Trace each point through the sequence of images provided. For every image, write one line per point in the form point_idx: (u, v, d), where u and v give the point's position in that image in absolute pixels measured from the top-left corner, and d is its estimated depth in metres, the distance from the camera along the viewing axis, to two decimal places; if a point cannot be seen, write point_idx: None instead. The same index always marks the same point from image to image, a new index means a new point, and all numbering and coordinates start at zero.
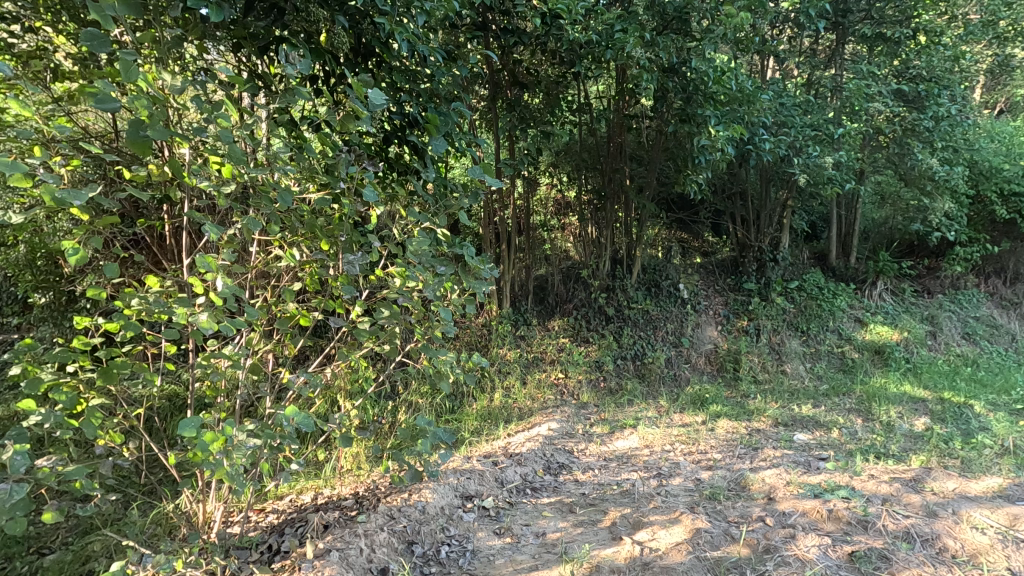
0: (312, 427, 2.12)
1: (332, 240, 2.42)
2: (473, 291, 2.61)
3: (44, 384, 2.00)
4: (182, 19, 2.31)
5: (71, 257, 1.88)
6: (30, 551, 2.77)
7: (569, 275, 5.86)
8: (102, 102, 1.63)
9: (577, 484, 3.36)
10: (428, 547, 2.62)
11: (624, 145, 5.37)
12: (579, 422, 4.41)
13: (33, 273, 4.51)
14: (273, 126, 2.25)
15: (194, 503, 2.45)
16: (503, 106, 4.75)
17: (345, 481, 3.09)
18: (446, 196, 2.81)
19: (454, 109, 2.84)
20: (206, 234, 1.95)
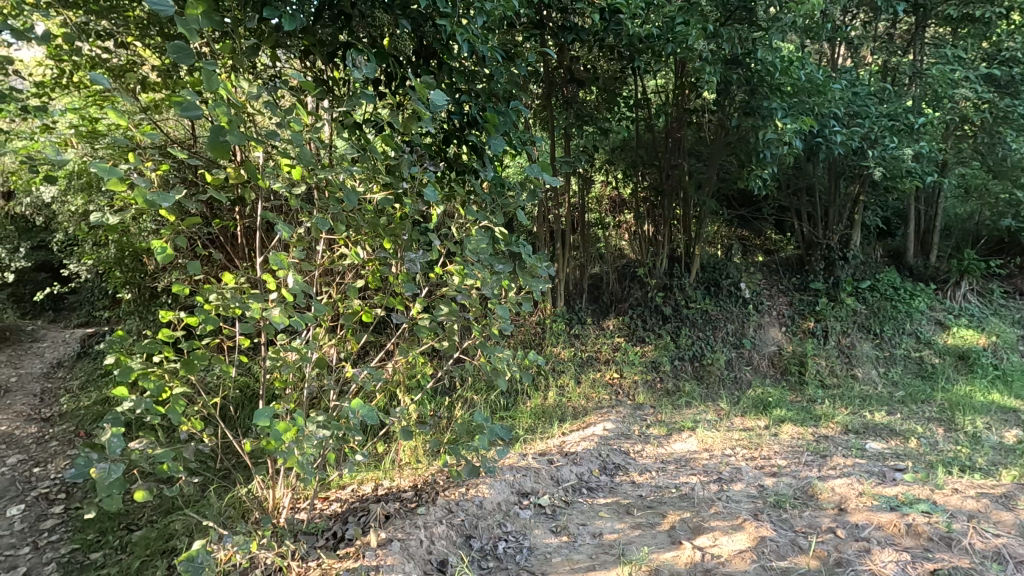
0: (376, 420, 2.20)
1: (394, 238, 2.49)
2: (530, 289, 2.62)
3: (134, 372, 2.17)
4: (258, 29, 2.44)
5: (160, 255, 2.00)
6: (121, 526, 3.22)
7: (624, 274, 5.78)
8: (187, 110, 1.72)
9: (634, 485, 3.31)
10: (485, 541, 2.65)
11: (682, 140, 5.24)
12: (635, 423, 4.34)
13: (123, 270, 4.87)
14: (339, 128, 2.35)
15: (266, 489, 2.58)
16: (559, 103, 4.73)
17: (404, 473, 3.18)
18: (504, 195, 2.82)
19: (513, 108, 2.86)
20: (279, 234, 2.04)
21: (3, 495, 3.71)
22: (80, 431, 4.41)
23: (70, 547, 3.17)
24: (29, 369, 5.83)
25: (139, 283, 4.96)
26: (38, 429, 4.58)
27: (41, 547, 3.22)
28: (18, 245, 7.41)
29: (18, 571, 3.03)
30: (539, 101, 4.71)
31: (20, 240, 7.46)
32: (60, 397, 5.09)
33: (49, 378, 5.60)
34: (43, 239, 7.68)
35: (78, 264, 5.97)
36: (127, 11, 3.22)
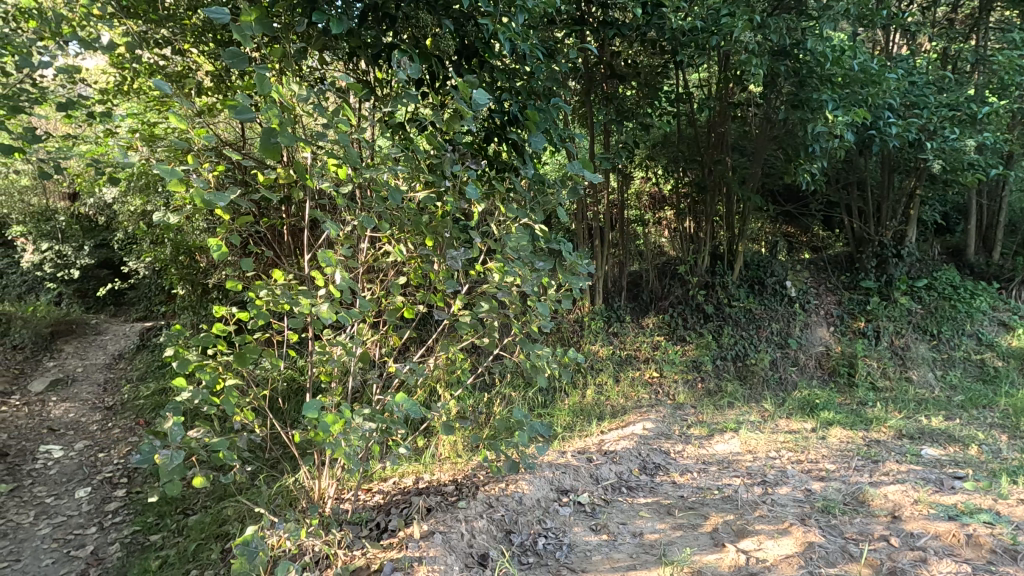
0: (419, 414, 2.23)
1: (436, 236, 2.53)
2: (570, 287, 2.61)
3: (191, 364, 2.27)
4: (307, 33, 2.53)
5: (215, 253, 2.07)
6: (178, 510, 3.40)
7: (664, 272, 5.71)
8: (241, 113, 1.76)
9: (675, 486, 3.26)
10: (525, 537, 2.66)
11: (726, 135, 5.12)
12: (675, 423, 4.26)
13: (178, 267, 5.09)
14: (383, 128, 2.39)
15: (312, 479, 2.66)
16: (599, 99, 4.69)
17: (444, 467, 3.23)
18: (544, 192, 2.81)
19: (554, 105, 2.84)
20: (328, 232, 2.10)
21: (72, 478, 3.96)
22: (140, 420, 4.66)
23: (132, 528, 3.36)
24: (94, 360, 6.18)
25: (193, 280, 5.17)
26: (102, 417, 4.87)
27: (106, 528, 3.43)
28: (82, 243, 7.89)
29: (86, 550, 3.25)
30: (579, 98, 4.69)
31: (84, 238, 7.94)
32: (122, 387, 5.39)
33: (112, 369, 5.93)
34: (104, 237, 8.15)
35: (137, 262, 6.30)
36: (184, 20, 3.41)
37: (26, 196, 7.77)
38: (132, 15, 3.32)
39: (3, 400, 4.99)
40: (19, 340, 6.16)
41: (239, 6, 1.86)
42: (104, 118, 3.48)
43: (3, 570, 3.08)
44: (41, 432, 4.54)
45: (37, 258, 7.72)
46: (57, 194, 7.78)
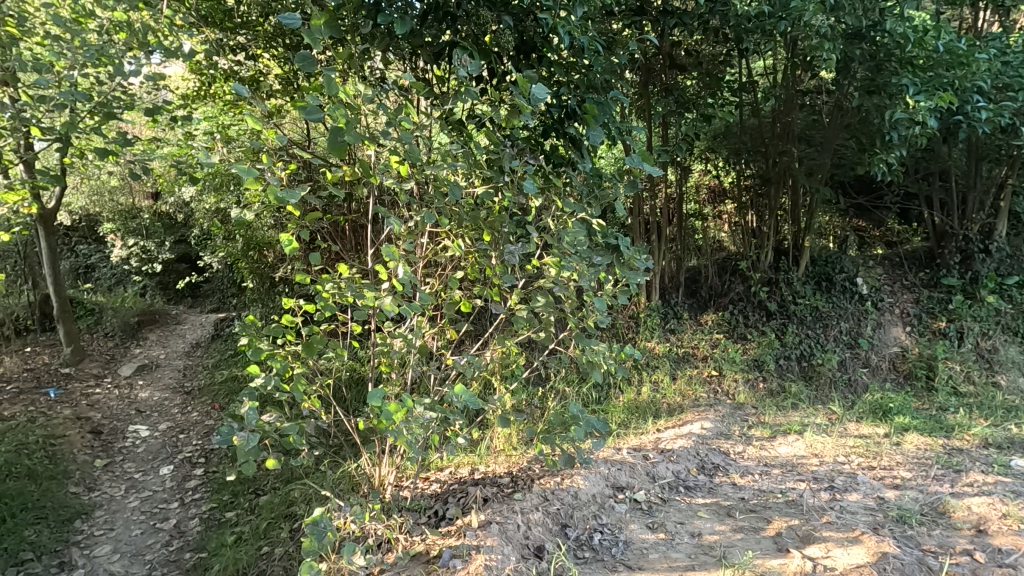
0: (478, 406, 2.24)
1: (493, 231, 2.56)
2: (628, 282, 2.60)
3: (264, 353, 2.41)
4: (372, 35, 2.61)
5: (287, 248, 2.11)
6: (250, 490, 3.62)
7: (725, 268, 5.55)
8: (310, 114, 1.83)
9: (735, 488, 3.17)
10: (581, 531, 2.65)
11: (793, 125, 4.87)
12: (735, 424, 4.12)
13: (249, 261, 5.39)
14: (443, 125, 2.42)
15: (373, 466, 2.75)
16: (658, 91, 4.58)
17: (498, 460, 3.28)
18: (601, 187, 2.79)
19: (613, 97, 2.76)
20: (391, 227, 2.15)
21: (157, 455, 4.29)
22: (216, 404, 4.98)
23: (210, 505, 3.61)
24: (174, 347, 6.64)
25: (262, 273, 5.46)
26: (183, 400, 5.24)
27: (187, 504, 3.70)
28: (164, 239, 8.46)
29: (170, 523, 3.51)
30: (636, 90, 4.60)
31: (166, 235, 8.50)
32: (199, 373, 5.78)
33: (190, 356, 6.36)
34: (183, 233, 8.70)
35: (212, 257, 6.72)
36: (258, 26, 3.72)
37: (115, 195, 8.44)
38: (211, 24, 3.68)
39: (98, 382, 5.46)
40: (110, 329, 6.71)
41: (310, 11, 1.92)
42: (185, 121, 3.72)
43: (99, 537, 3.37)
44: (130, 413, 4.92)
45: (125, 253, 8.37)
46: (141, 194, 8.38)
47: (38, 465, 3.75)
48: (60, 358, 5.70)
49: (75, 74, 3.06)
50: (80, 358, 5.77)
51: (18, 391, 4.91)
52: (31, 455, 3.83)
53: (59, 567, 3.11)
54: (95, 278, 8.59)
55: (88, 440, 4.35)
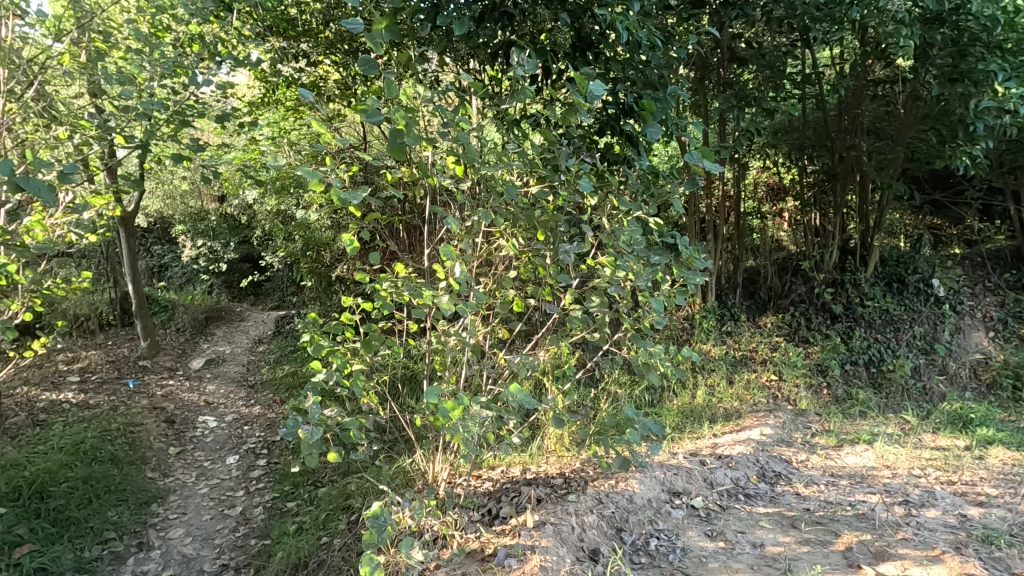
0: (535, 406, 2.15)
1: (548, 230, 2.50)
2: (686, 282, 2.47)
3: (324, 349, 2.48)
4: (430, 38, 2.66)
5: (349, 248, 2.13)
6: (309, 482, 3.76)
7: (785, 268, 5.35)
8: (370, 117, 1.84)
9: (799, 498, 3.04)
10: (637, 536, 2.60)
11: (863, 117, 4.65)
12: (797, 431, 3.94)
13: (308, 260, 5.61)
14: (499, 125, 2.40)
15: (428, 462, 2.77)
16: (716, 85, 4.44)
17: (549, 460, 3.28)
18: (659, 185, 2.69)
19: (671, 93, 2.60)
20: (449, 227, 2.16)
21: (224, 445, 4.52)
22: (277, 398, 5.22)
23: (272, 494, 3.78)
24: (239, 343, 7.00)
25: (320, 273, 5.67)
26: (247, 393, 5.51)
27: (251, 492, 3.89)
28: (229, 240, 8.94)
29: (236, 510, 3.70)
30: (693, 86, 4.48)
31: (230, 236, 9.02)
32: (262, 368, 6.08)
33: (254, 351, 6.70)
34: (246, 235, 9.20)
35: (273, 256, 7.04)
36: (318, 33, 3.99)
37: (186, 199, 9.03)
38: (276, 32, 3.92)
39: (171, 374, 5.81)
40: (181, 324, 7.12)
41: (371, 16, 1.91)
42: (251, 126, 3.89)
43: (174, 520, 3.58)
44: (199, 404, 5.21)
45: (194, 253, 8.78)
46: (209, 197, 9.04)
47: (120, 450, 3.99)
48: (137, 351, 6.10)
49: (154, 85, 3.23)
50: (155, 352, 6.16)
51: (101, 381, 5.28)
52: (114, 441, 4.08)
53: (138, 547, 3.31)
54: (168, 277, 8.99)
55: (163, 429, 4.62)
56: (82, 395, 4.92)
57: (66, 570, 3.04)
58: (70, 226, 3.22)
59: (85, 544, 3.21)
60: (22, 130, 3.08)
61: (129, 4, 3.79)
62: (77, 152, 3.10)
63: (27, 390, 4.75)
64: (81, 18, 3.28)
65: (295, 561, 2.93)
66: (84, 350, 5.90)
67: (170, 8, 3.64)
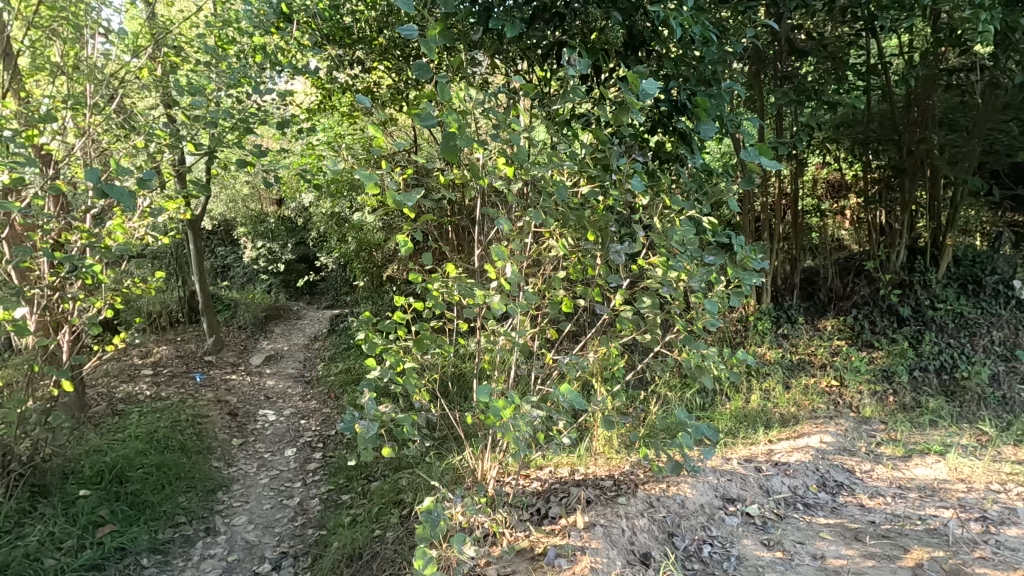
0: (585, 407, 2.12)
1: (599, 230, 2.47)
2: (741, 283, 2.37)
3: (379, 347, 2.54)
4: (482, 42, 2.69)
5: (404, 248, 2.16)
6: (362, 476, 3.88)
7: (847, 268, 5.20)
8: (424, 121, 1.87)
9: (863, 510, 2.90)
10: (689, 542, 2.55)
11: (934, 108, 4.34)
12: (860, 439, 3.75)
13: (361, 260, 5.79)
14: (549, 125, 2.39)
15: (477, 460, 2.80)
16: (774, 79, 4.28)
17: (598, 462, 3.26)
18: (713, 183, 2.61)
19: (727, 88, 2.51)
20: (501, 227, 2.17)
21: (282, 438, 4.72)
22: (332, 393, 5.42)
23: (328, 487, 3.92)
24: (296, 340, 7.30)
25: (373, 273, 5.84)
26: (304, 389, 5.74)
27: (308, 484, 4.05)
28: (286, 241, 9.35)
29: (295, 500, 3.86)
30: (748, 80, 4.34)
31: (288, 238, 9.44)
32: (317, 364, 6.32)
33: (310, 348, 6.98)
34: (302, 236, 9.60)
35: (328, 257, 7.30)
36: (372, 40, 4.15)
37: (248, 203, 9.49)
38: (332, 41, 4.12)
39: (234, 369, 6.12)
40: (243, 321, 7.49)
41: (425, 21, 1.94)
42: (309, 132, 4.06)
43: (237, 508, 3.78)
44: (260, 398, 5.46)
45: (254, 254, 9.23)
46: (268, 200, 9.47)
47: (189, 440, 4.24)
48: (204, 347, 6.46)
49: (221, 94, 3.42)
50: (220, 348, 6.50)
51: (172, 374, 5.62)
52: (183, 431, 4.33)
53: (206, 532, 3.51)
54: (231, 276, 9.50)
55: (228, 421, 4.88)
56: (155, 387, 5.25)
57: (142, 550, 3.26)
58: (147, 230, 3.53)
59: (159, 527, 3.43)
60: (105, 140, 3.34)
61: (198, 19, 4.01)
62: (152, 159, 3.32)
63: (107, 382, 5.12)
64: (157, 34, 3.51)
65: (350, 551, 3.03)
66: (157, 345, 6.29)
67: (235, 22, 3.84)
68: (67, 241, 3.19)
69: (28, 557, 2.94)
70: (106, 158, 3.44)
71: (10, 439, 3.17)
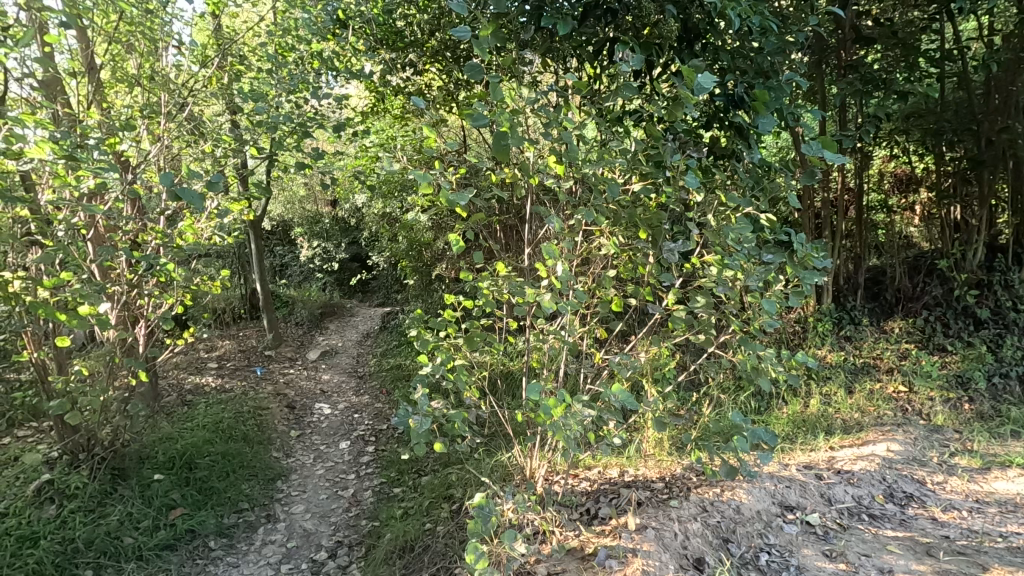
0: (637, 407, 2.05)
1: (650, 228, 2.42)
2: (802, 282, 2.25)
3: (430, 344, 2.59)
4: (534, 42, 2.70)
5: (456, 248, 2.17)
6: (413, 470, 3.98)
7: (918, 267, 4.92)
8: (475, 122, 1.88)
9: (936, 523, 2.73)
10: (745, 549, 2.47)
11: (1018, 94, 4.07)
12: (932, 449, 3.53)
13: (412, 259, 5.91)
14: (603, 124, 2.37)
15: (526, 459, 2.80)
16: (838, 68, 4.08)
17: (648, 463, 3.21)
18: (772, 179, 2.51)
19: (787, 80, 2.40)
20: (551, 226, 2.13)
21: (337, 431, 4.89)
22: (383, 389, 5.57)
23: (380, 480, 4.04)
24: (349, 336, 7.55)
25: (423, 272, 5.96)
26: (357, 384, 5.93)
27: (361, 476, 4.19)
28: (340, 241, 9.67)
29: (349, 491, 3.99)
30: (809, 70, 4.16)
31: (341, 237, 9.76)
32: (369, 360, 6.52)
33: (363, 345, 7.20)
34: (354, 236, 9.89)
35: (379, 255, 7.49)
36: (424, 43, 4.25)
37: (304, 204, 9.85)
38: (386, 45, 4.23)
39: (291, 363, 6.39)
40: (300, 318, 7.79)
41: (477, 22, 1.96)
42: (363, 134, 4.18)
43: (296, 497, 3.94)
44: (316, 392, 5.68)
45: (310, 253, 9.58)
46: (323, 202, 9.82)
47: (251, 431, 4.45)
48: (264, 342, 6.77)
49: (282, 100, 3.57)
50: (278, 343, 6.79)
51: (235, 368, 5.92)
52: (245, 422, 4.54)
53: (267, 518, 3.68)
54: (289, 275, 9.91)
55: (286, 413, 5.10)
56: (219, 379, 5.54)
57: (210, 533, 3.44)
58: (214, 230, 3.73)
59: (224, 511, 3.61)
60: (176, 146, 3.55)
61: (260, 29, 4.19)
62: (218, 163, 3.49)
63: (177, 373, 5.44)
64: (223, 44, 3.70)
65: (402, 543, 3.10)
66: (222, 340, 6.64)
67: (292, 29, 3.97)
68: (143, 241, 3.40)
69: (109, 535, 3.17)
70: (176, 163, 3.64)
71: (95, 426, 3.48)
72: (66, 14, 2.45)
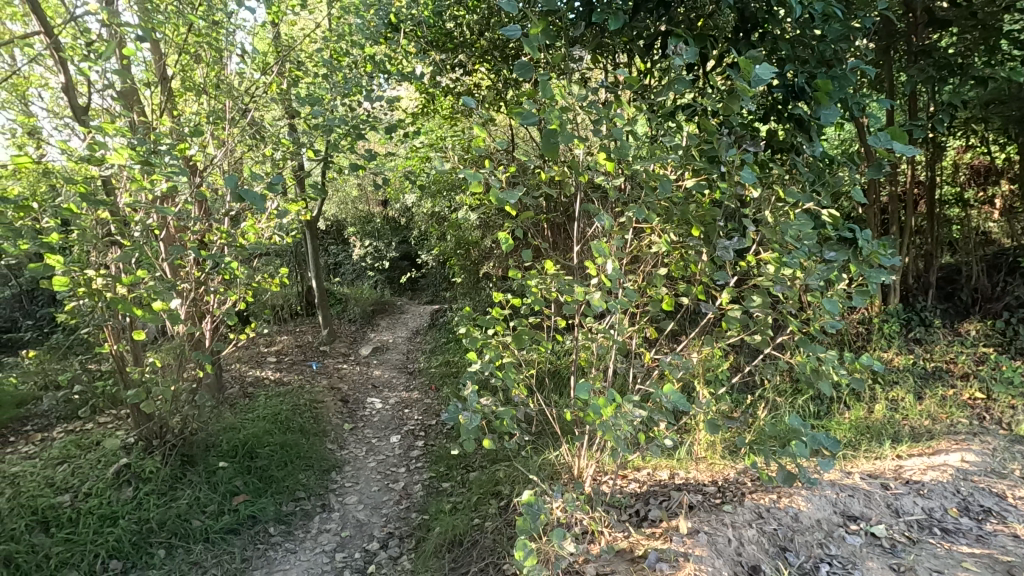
0: (690, 409, 2.00)
1: (704, 225, 2.36)
2: (867, 281, 2.12)
3: (479, 341, 2.61)
4: (584, 38, 2.68)
5: (505, 246, 2.18)
6: (461, 466, 4.03)
7: (997, 265, 4.61)
8: (525, 120, 1.88)
9: (1017, 541, 2.54)
10: (804, 559, 2.37)
11: None
12: (1015, 460, 3.27)
13: (460, 258, 5.99)
14: (655, 119, 2.33)
15: (574, 458, 2.79)
16: (907, 54, 3.84)
17: (699, 466, 3.14)
18: (836, 173, 2.39)
19: (852, 68, 2.28)
20: (601, 224, 2.10)
21: (388, 425, 5.02)
22: (432, 385, 5.68)
23: (429, 474, 4.12)
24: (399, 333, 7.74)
25: (471, 270, 6.03)
26: (406, 379, 6.07)
27: (411, 470, 4.29)
28: (391, 240, 9.90)
29: (399, 484, 4.10)
30: (875, 58, 3.94)
31: (392, 237, 9.99)
32: (419, 357, 6.66)
33: (412, 341, 7.36)
34: (405, 235, 10.11)
35: (428, 254, 7.62)
36: (473, 43, 4.30)
37: (357, 204, 10.14)
38: (436, 47, 4.31)
39: (345, 359, 6.60)
40: (353, 315, 8.03)
41: (527, 19, 1.96)
42: (414, 136, 4.28)
43: (349, 487, 4.08)
44: (368, 387, 5.84)
45: (363, 251, 9.65)
46: (375, 202, 10.09)
47: (308, 423, 4.63)
48: (319, 337, 7.03)
49: (337, 104, 3.69)
50: (332, 339, 7.03)
51: (292, 362, 6.16)
52: (303, 414, 4.72)
53: (322, 508, 3.82)
54: (342, 273, 10.24)
55: (340, 406, 5.27)
56: (278, 372, 5.79)
57: (270, 519, 3.60)
58: (274, 230, 3.89)
59: (283, 499, 3.77)
60: (239, 150, 3.72)
61: (317, 36, 4.35)
62: (277, 166, 3.64)
63: (239, 366, 5.71)
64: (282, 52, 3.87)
65: (451, 537, 3.15)
66: (280, 335, 6.94)
67: (348, 34, 4.07)
68: (209, 241, 3.59)
69: (179, 517, 3.37)
70: (239, 166, 3.82)
71: (167, 414, 3.71)
72: (142, 29, 2.62)
